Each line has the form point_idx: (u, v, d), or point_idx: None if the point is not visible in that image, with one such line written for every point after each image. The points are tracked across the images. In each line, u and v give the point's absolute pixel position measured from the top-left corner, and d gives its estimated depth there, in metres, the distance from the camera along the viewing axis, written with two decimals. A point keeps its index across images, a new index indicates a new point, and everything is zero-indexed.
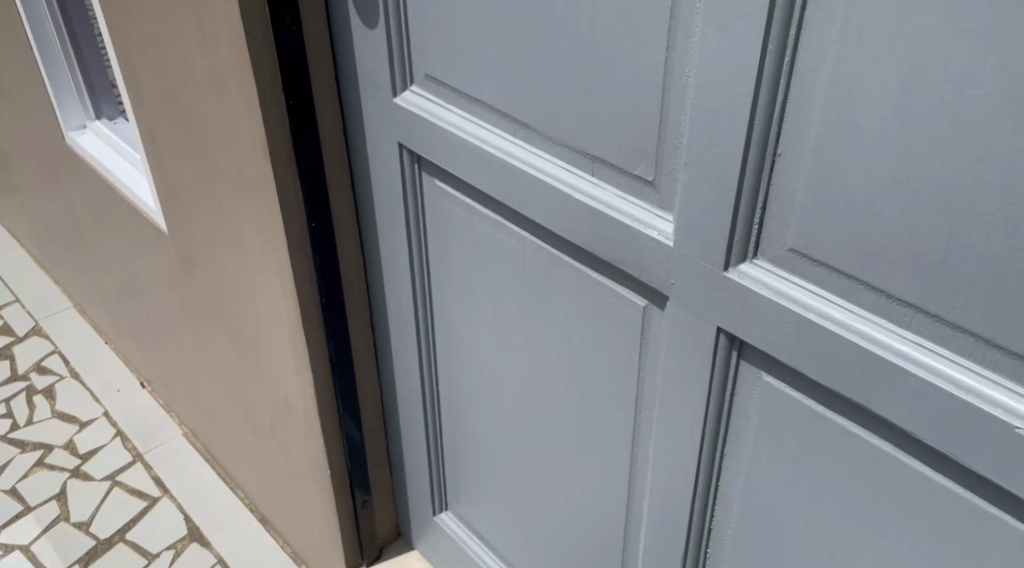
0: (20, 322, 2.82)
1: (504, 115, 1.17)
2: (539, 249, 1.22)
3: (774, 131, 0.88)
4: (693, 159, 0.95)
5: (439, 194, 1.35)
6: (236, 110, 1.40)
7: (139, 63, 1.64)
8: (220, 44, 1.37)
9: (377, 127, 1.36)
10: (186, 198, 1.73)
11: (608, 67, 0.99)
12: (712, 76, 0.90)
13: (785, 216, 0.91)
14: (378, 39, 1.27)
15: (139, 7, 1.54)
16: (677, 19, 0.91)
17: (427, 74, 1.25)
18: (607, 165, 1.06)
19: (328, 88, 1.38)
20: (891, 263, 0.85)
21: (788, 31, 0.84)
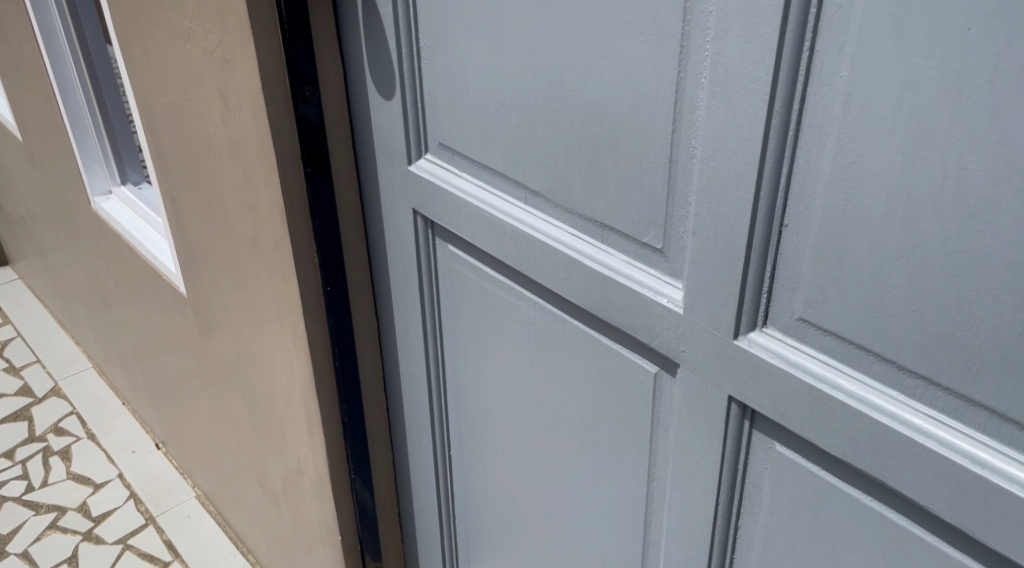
0: (40, 382, 2.84)
1: (517, 183, 1.18)
2: (552, 315, 1.23)
3: (780, 202, 0.89)
4: (701, 228, 0.96)
5: (452, 261, 1.36)
6: (256, 177, 1.43)
7: (163, 130, 1.68)
8: (241, 113, 1.40)
9: (393, 194, 1.38)
10: (204, 261, 1.75)
11: (615, 137, 1.01)
12: (718, 148, 0.91)
13: (794, 285, 0.91)
14: (394, 109, 1.29)
15: (165, 77, 1.58)
16: (682, 93, 0.92)
17: (441, 142, 1.28)
18: (616, 233, 1.07)
19: (345, 156, 1.40)
20: (900, 334, 0.85)
21: (791, 106, 0.85)
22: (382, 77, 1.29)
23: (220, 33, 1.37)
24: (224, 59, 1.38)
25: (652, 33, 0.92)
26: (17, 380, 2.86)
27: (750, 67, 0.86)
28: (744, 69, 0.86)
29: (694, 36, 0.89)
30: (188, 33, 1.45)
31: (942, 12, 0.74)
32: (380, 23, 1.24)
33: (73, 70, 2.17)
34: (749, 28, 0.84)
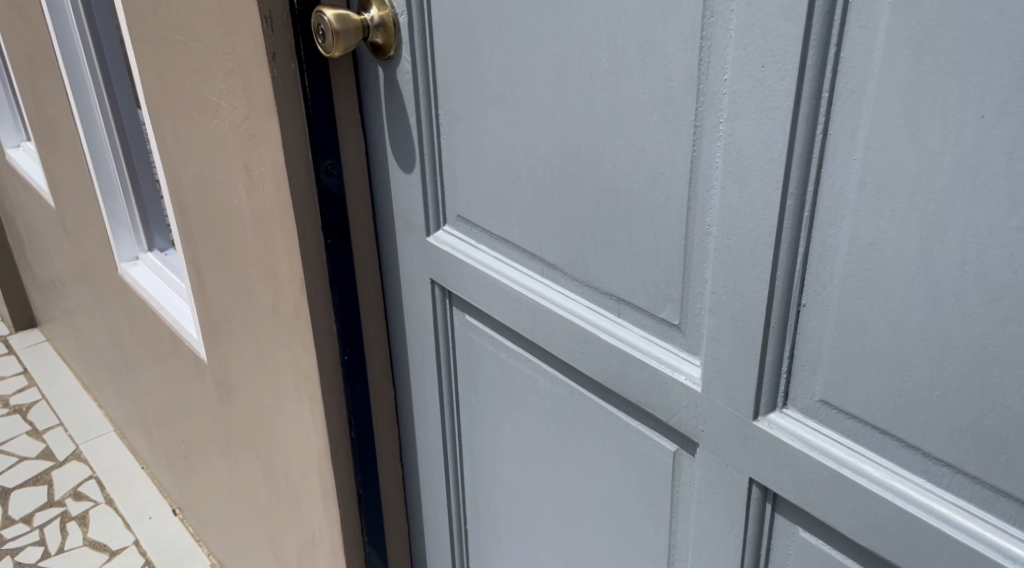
0: (61, 446, 2.85)
1: (534, 256, 1.18)
2: (569, 388, 1.21)
3: (798, 281, 0.87)
4: (718, 305, 0.94)
5: (469, 331, 1.35)
6: (277, 245, 1.44)
7: (189, 199, 1.70)
8: (265, 185, 1.41)
9: (412, 264, 1.37)
10: (225, 327, 1.76)
11: (631, 213, 1.00)
12: (733, 227, 0.90)
13: (813, 366, 0.89)
14: (413, 181, 1.30)
15: (193, 148, 1.61)
16: (697, 172, 0.92)
17: (459, 214, 1.28)
18: (633, 307, 1.06)
19: (365, 225, 1.41)
20: (923, 419, 0.82)
21: (806, 186, 0.84)
22: (402, 150, 1.29)
23: (246, 108, 1.39)
24: (249, 130, 1.40)
25: (665, 112, 0.92)
26: (39, 444, 2.87)
27: (763, 147, 0.85)
28: (758, 151, 0.85)
29: (707, 116, 0.89)
30: (216, 108, 1.47)
31: (955, 99, 0.73)
32: (401, 98, 1.25)
33: (106, 138, 2.21)
34: (762, 110, 0.84)
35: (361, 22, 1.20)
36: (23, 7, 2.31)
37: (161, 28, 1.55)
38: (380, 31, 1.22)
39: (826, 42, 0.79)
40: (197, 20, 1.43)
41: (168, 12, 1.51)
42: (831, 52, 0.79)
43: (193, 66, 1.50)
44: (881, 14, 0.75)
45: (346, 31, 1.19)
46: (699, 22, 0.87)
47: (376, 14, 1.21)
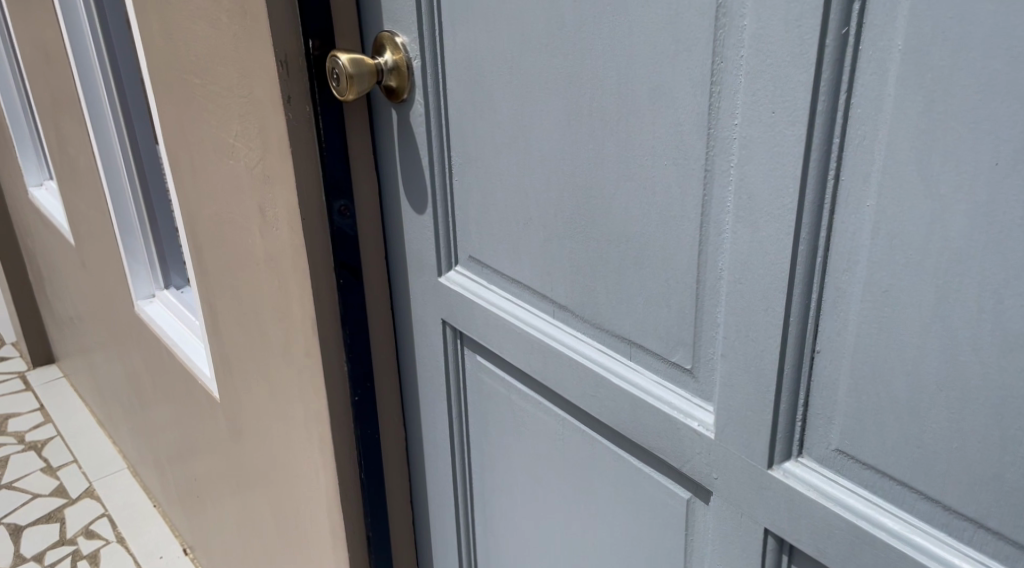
0: (75, 483, 2.84)
1: (545, 297, 1.17)
2: (580, 432, 1.19)
3: (811, 326, 0.85)
4: (730, 350, 0.92)
5: (481, 373, 1.34)
6: (290, 284, 1.44)
7: (204, 238, 1.70)
8: (278, 225, 1.41)
9: (423, 305, 1.37)
10: (237, 366, 1.75)
11: (642, 256, 0.99)
12: (745, 271, 0.88)
13: (828, 414, 0.87)
14: (426, 221, 1.30)
15: (209, 189, 1.61)
16: (708, 215, 0.91)
17: (471, 255, 1.27)
18: (645, 351, 1.04)
19: (377, 265, 1.40)
20: (942, 471, 0.80)
21: (818, 232, 0.82)
22: (415, 191, 1.29)
23: (261, 149, 1.39)
24: (264, 170, 1.40)
25: (675, 156, 0.91)
26: (53, 481, 2.87)
27: (774, 192, 0.83)
28: (769, 195, 0.84)
29: (718, 160, 0.88)
30: (232, 149, 1.48)
31: (967, 147, 0.72)
32: (414, 139, 1.25)
33: (125, 177, 2.23)
34: (773, 155, 0.83)
35: (375, 66, 1.21)
36: (47, 48, 2.35)
37: (179, 69, 1.56)
38: (394, 75, 1.22)
39: (836, 88, 0.78)
40: (215, 63, 1.44)
41: (187, 54, 1.52)
42: (842, 97, 0.78)
43: (209, 106, 1.51)
44: (891, 61, 0.74)
45: (360, 75, 1.20)
46: (709, 67, 0.86)
47: (390, 58, 1.22)
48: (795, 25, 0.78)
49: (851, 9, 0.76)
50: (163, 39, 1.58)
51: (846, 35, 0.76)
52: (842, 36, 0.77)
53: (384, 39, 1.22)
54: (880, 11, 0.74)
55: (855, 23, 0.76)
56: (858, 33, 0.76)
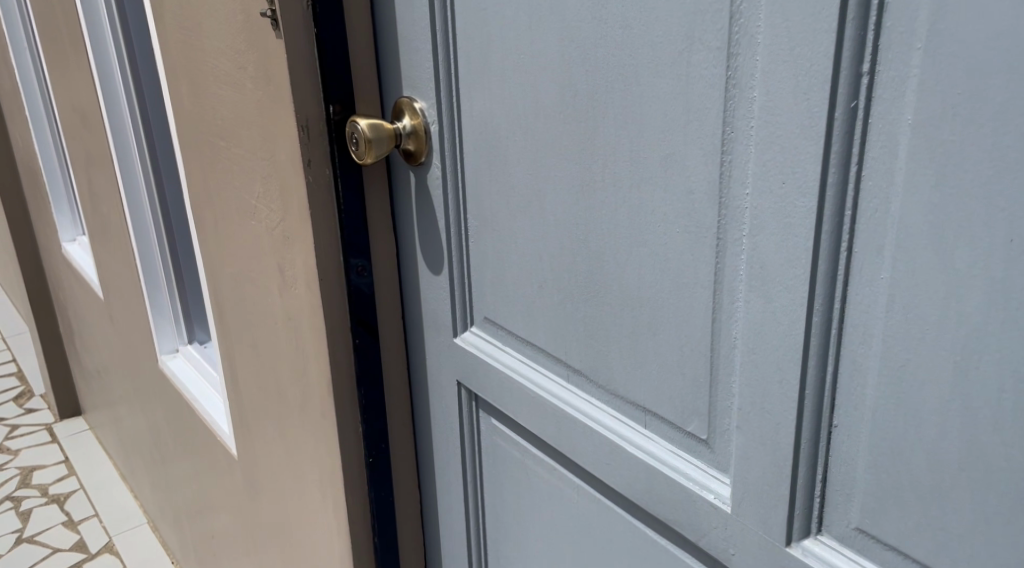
0: (95, 538, 2.84)
1: (560, 361, 1.15)
2: (594, 500, 1.16)
3: (828, 400, 0.82)
4: (745, 422, 0.90)
5: (496, 437, 1.32)
6: (306, 343, 1.43)
7: (225, 297, 1.70)
8: (296, 286, 1.41)
9: (439, 366, 1.36)
10: (255, 423, 1.74)
11: (656, 322, 0.97)
12: (759, 342, 0.86)
13: (847, 491, 0.84)
14: (442, 283, 1.29)
15: (230, 248, 1.61)
16: (721, 283, 0.89)
17: (486, 316, 1.26)
18: (660, 420, 1.02)
19: (394, 325, 1.40)
20: (966, 555, 0.76)
21: (832, 304, 0.80)
22: (432, 252, 1.29)
23: (281, 209, 1.39)
24: (283, 230, 1.40)
25: (687, 224, 0.90)
26: (74, 535, 2.87)
27: (787, 263, 0.81)
28: (782, 265, 0.82)
29: (730, 229, 0.86)
30: (253, 209, 1.48)
31: (982, 223, 0.70)
32: (430, 201, 1.26)
33: (154, 233, 2.24)
34: (784, 225, 0.81)
35: (394, 130, 1.22)
36: (83, 107, 2.39)
37: (204, 130, 1.58)
38: (412, 139, 1.23)
39: (847, 160, 0.76)
40: (238, 125, 1.45)
41: (211, 115, 1.54)
42: (853, 169, 0.76)
43: (231, 166, 1.52)
44: (901, 134, 0.73)
45: (379, 139, 1.21)
46: (719, 136, 0.85)
47: (408, 123, 1.23)
48: (804, 97, 0.77)
49: (860, 82, 0.74)
50: (189, 101, 1.60)
51: (855, 108, 0.75)
52: (851, 109, 0.75)
53: (403, 104, 1.23)
54: (888, 85, 0.73)
55: (864, 96, 0.74)
56: (867, 106, 0.74)
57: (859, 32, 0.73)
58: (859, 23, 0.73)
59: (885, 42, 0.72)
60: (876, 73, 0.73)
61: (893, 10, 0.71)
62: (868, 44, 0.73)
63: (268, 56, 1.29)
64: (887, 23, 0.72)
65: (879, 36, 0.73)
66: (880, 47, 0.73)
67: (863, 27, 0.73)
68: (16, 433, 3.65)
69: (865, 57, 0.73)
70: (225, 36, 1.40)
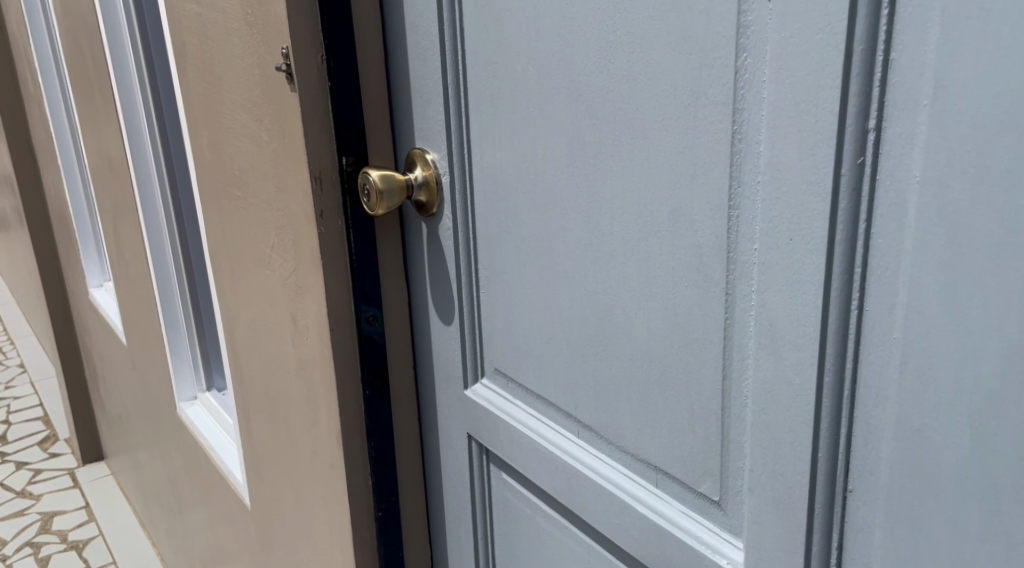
0: None
1: (570, 416, 1.12)
2: (604, 561, 1.12)
3: (842, 464, 0.79)
4: (757, 483, 0.86)
5: (506, 492, 1.28)
6: (316, 393, 1.41)
7: (240, 346, 1.69)
8: (309, 335, 1.39)
9: (449, 418, 1.34)
10: (267, 474, 1.71)
11: (665, 377, 0.95)
12: (769, 402, 0.82)
13: (864, 559, 0.80)
14: (453, 333, 1.28)
15: (244, 297, 1.60)
16: (731, 339, 0.87)
17: (496, 367, 1.25)
18: (670, 479, 0.98)
19: (406, 377, 1.38)
20: None
21: (844, 365, 0.76)
22: (443, 302, 1.29)
23: (293, 258, 1.38)
24: (295, 280, 1.39)
25: (697, 279, 0.88)
26: None
27: (795, 321, 0.78)
28: (791, 324, 0.79)
29: (739, 285, 0.85)
30: (267, 258, 1.46)
31: (997, 284, 0.67)
32: (442, 253, 1.26)
33: (176, 282, 2.24)
34: (793, 282, 0.78)
35: (405, 181, 1.23)
36: (110, 155, 2.41)
37: (220, 180, 1.57)
38: (424, 189, 1.24)
39: (855, 217, 0.73)
40: (252, 175, 1.44)
41: (227, 166, 1.53)
42: (862, 227, 0.73)
43: (244, 215, 1.51)
44: (910, 191, 0.70)
45: (390, 191, 1.21)
46: (727, 190, 0.83)
47: (421, 174, 1.23)
48: (810, 153, 0.74)
49: (866, 138, 0.72)
50: (207, 151, 1.60)
51: (862, 165, 0.72)
52: (858, 165, 0.72)
53: (416, 155, 1.24)
54: (895, 142, 0.70)
55: (870, 152, 0.72)
56: (874, 163, 0.72)
57: (865, 88, 0.71)
58: (864, 78, 0.71)
59: (890, 98, 0.70)
60: (882, 129, 0.71)
61: (899, 67, 0.69)
62: (874, 99, 0.71)
63: (283, 107, 1.28)
64: (894, 80, 0.70)
65: (885, 92, 0.70)
66: (886, 103, 0.70)
67: (867, 83, 0.71)
68: (39, 478, 3.66)
69: (871, 113, 0.71)
70: (241, 88, 1.40)
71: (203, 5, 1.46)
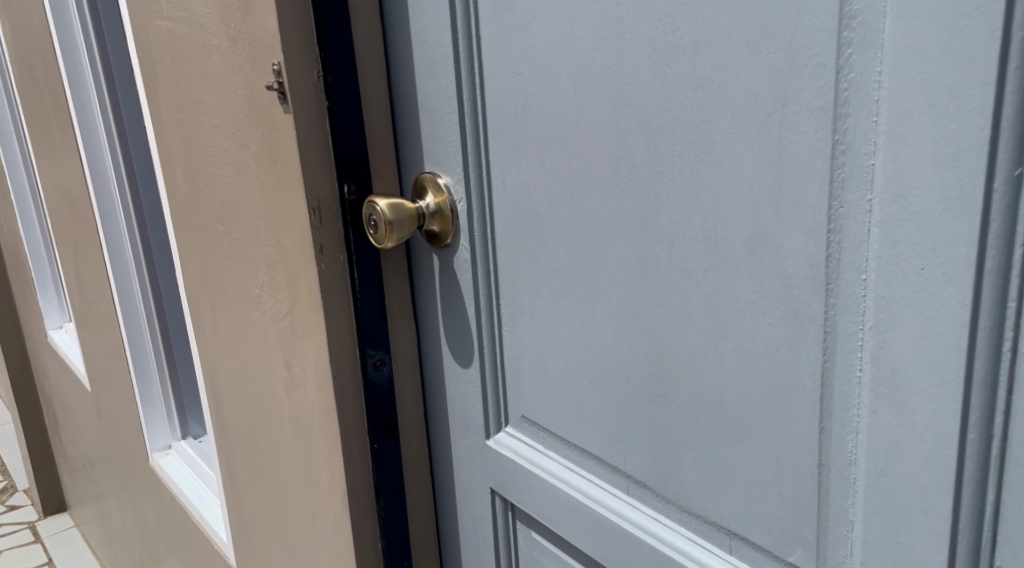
0: None
1: (618, 471, 1.00)
2: None
3: (988, 534, 0.67)
4: (874, 555, 0.74)
5: (538, 553, 1.15)
6: (316, 449, 1.26)
7: (223, 396, 1.53)
8: (307, 385, 1.24)
9: (466, 471, 1.21)
10: (257, 535, 1.55)
11: (743, 429, 0.83)
12: (892, 461, 0.70)
13: None
14: (473, 377, 1.15)
15: (228, 342, 1.45)
16: (830, 385, 0.74)
17: (523, 415, 1.12)
18: (750, 545, 0.86)
19: (416, 427, 1.24)
20: None
21: (993, 419, 0.65)
22: (458, 342, 1.16)
23: (286, 300, 1.23)
24: (288, 324, 1.24)
25: (785, 315, 0.76)
26: None
27: (928, 366, 0.67)
28: (924, 369, 0.67)
29: (839, 322, 0.72)
30: (256, 299, 1.31)
31: None
32: (458, 289, 1.13)
33: (146, 324, 2.07)
34: (925, 320, 0.66)
35: (416, 210, 1.10)
36: (69, 187, 2.25)
37: (199, 213, 1.42)
38: (437, 219, 1.10)
39: (1010, 242, 0.62)
40: (236, 208, 1.29)
41: (208, 198, 1.38)
42: (1017, 252, 0.62)
43: (228, 254, 1.36)
44: None
45: (400, 221, 1.08)
46: (826, 213, 0.71)
47: (432, 201, 1.10)
48: (949, 165, 0.63)
49: None
50: (184, 183, 1.45)
51: (1020, 177, 0.61)
52: (1016, 178, 0.61)
53: (425, 180, 1.11)
54: None
55: None
56: None
57: None
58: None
59: None
60: None
61: None
62: None
63: (273, 130, 1.14)
64: None
65: None
66: None
67: None
68: None
69: None
70: (220, 111, 1.25)
71: (175, 21, 1.32)
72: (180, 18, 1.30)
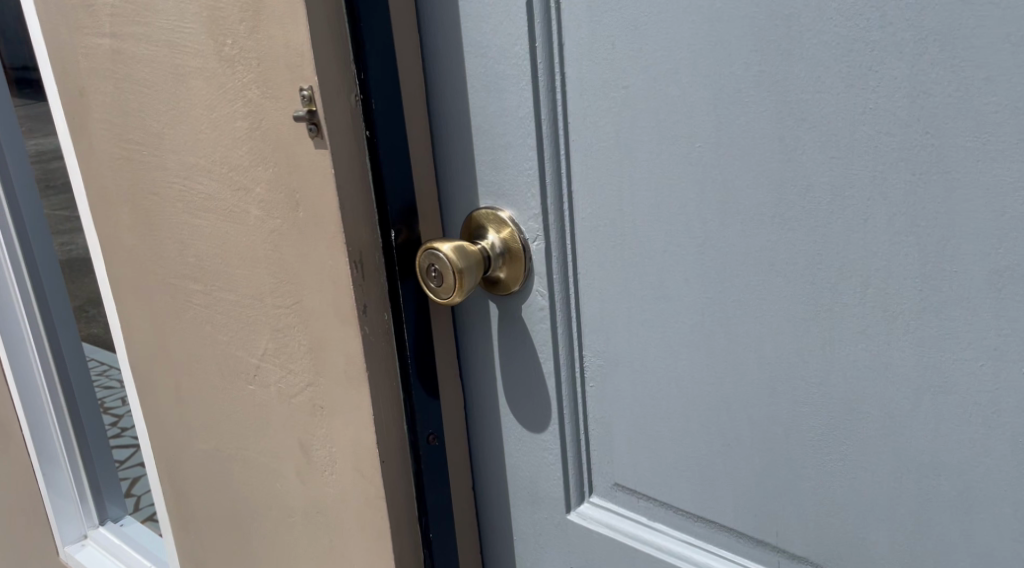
0: None
1: (766, 547, 0.86)
2: None
3: None
4: None
5: None
6: (349, 546, 1.08)
7: (190, 485, 1.29)
8: (337, 471, 1.05)
9: (537, 552, 1.03)
10: None
11: (972, 495, 0.73)
12: None
13: None
14: (548, 445, 0.97)
15: (201, 424, 1.22)
16: None
17: (617, 485, 0.95)
18: None
19: (466, 506, 1.05)
20: None
21: None
22: (526, 406, 0.97)
23: (307, 373, 1.03)
24: (310, 400, 1.05)
25: None
26: None
27: None
28: None
29: None
30: (254, 371, 1.10)
31: None
32: (530, 343, 0.94)
33: (47, 397, 1.75)
34: None
35: (481, 252, 0.90)
36: None
37: (154, 271, 1.17)
38: (504, 261, 0.91)
39: None
40: (224, 263, 1.07)
41: (172, 253, 1.14)
42: None
43: (206, 320, 1.13)
44: None
45: (468, 267, 0.88)
46: None
47: (497, 239, 0.90)
48: None
49: None
50: (127, 236, 1.19)
51: None
52: None
53: (483, 217, 0.91)
54: None
55: None
56: None
57: None
58: None
59: None
60: None
61: None
62: None
63: (294, 168, 0.94)
64: None
65: None
66: None
67: None
68: None
69: None
70: (202, 147, 1.03)
71: (121, 37, 1.07)
72: (132, 31, 1.05)
